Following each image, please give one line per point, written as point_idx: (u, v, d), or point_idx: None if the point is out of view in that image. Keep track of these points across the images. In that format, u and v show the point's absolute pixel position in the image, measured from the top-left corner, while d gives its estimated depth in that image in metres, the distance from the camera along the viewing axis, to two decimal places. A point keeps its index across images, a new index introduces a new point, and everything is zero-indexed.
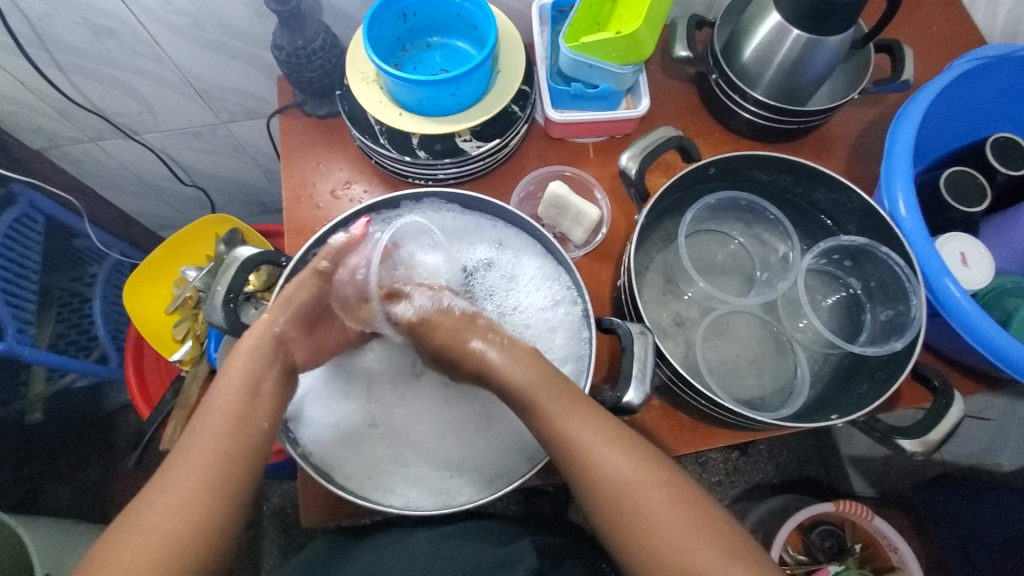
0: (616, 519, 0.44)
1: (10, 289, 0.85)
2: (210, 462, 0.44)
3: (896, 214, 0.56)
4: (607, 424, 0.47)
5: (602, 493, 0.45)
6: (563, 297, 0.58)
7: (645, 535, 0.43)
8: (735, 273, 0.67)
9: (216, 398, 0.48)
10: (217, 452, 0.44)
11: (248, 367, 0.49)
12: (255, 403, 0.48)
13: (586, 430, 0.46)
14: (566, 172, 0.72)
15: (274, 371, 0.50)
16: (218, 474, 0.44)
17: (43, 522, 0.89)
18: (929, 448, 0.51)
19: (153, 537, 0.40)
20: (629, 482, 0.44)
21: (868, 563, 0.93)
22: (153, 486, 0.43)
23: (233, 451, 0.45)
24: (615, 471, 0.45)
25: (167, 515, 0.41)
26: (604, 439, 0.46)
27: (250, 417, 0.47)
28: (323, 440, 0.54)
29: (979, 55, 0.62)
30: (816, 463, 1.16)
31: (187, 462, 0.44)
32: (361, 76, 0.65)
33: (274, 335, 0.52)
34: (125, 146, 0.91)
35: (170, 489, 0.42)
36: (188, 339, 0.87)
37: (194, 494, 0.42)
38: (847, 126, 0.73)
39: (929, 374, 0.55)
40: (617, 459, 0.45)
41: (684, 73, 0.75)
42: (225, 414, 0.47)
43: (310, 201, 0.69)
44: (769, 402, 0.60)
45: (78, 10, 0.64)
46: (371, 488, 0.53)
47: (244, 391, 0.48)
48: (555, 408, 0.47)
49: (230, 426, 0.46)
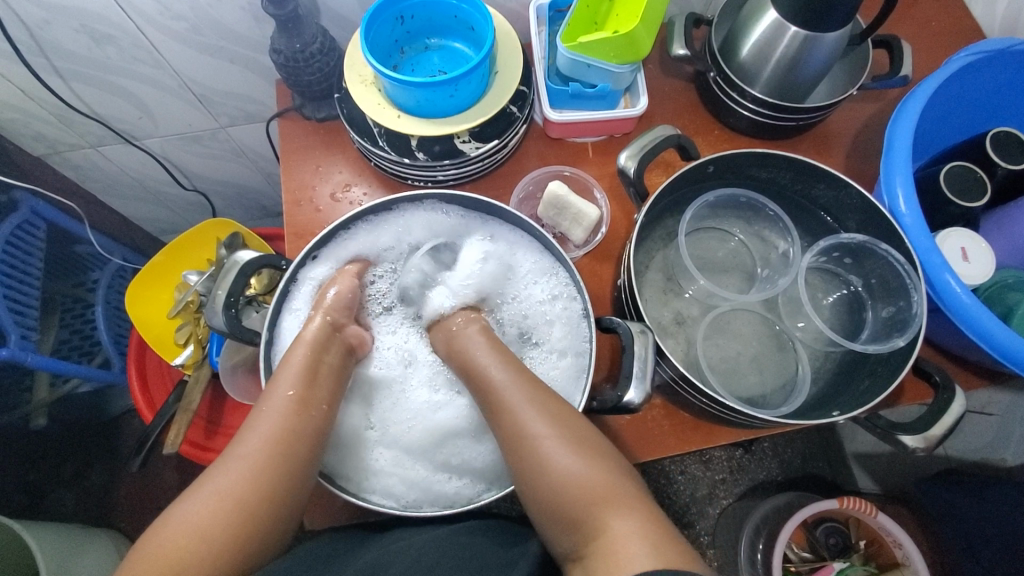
0: (527, 469, 0.48)
1: (13, 295, 0.85)
2: (278, 437, 0.49)
3: (897, 210, 0.56)
4: (536, 388, 0.52)
5: (516, 446, 0.49)
6: (563, 292, 0.58)
7: (550, 483, 0.47)
8: (735, 270, 0.67)
9: (279, 380, 0.52)
10: (284, 430, 0.50)
11: (307, 354, 0.54)
12: (314, 386, 0.53)
13: (515, 391, 0.52)
14: (565, 172, 0.72)
15: (333, 357, 0.56)
16: (284, 448, 0.49)
17: (49, 527, 0.90)
18: (931, 443, 0.51)
19: (228, 501, 0.46)
20: (541, 436, 0.49)
21: (873, 560, 0.93)
22: (228, 453, 0.49)
23: (297, 429, 0.50)
24: (530, 426, 0.49)
25: (241, 481, 0.47)
26: (528, 399, 0.51)
27: (312, 400, 0.52)
28: (332, 451, 0.55)
29: (977, 49, 0.61)
30: (821, 461, 1.14)
31: (257, 435, 0.49)
32: (359, 80, 0.65)
33: (330, 324, 0.56)
34: (125, 151, 0.91)
35: (242, 458, 0.48)
36: (190, 343, 0.86)
37: (263, 463, 0.48)
38: (846, 122, 0.73)
39: (930, 370, 0.54)
40: (534, 415, 0.50)
41: (683, 72, 0.75)
42: (289, 396, 0.51)
43: (310, 204, 0.70)
44: (770, 399, 0.60)
45: (77, 17, 0.64)
46: (369, 489, 0.53)
47: (305, 376, 0.53)
48: (493, 373, 0.54)
49: (293, 409, 0.51)
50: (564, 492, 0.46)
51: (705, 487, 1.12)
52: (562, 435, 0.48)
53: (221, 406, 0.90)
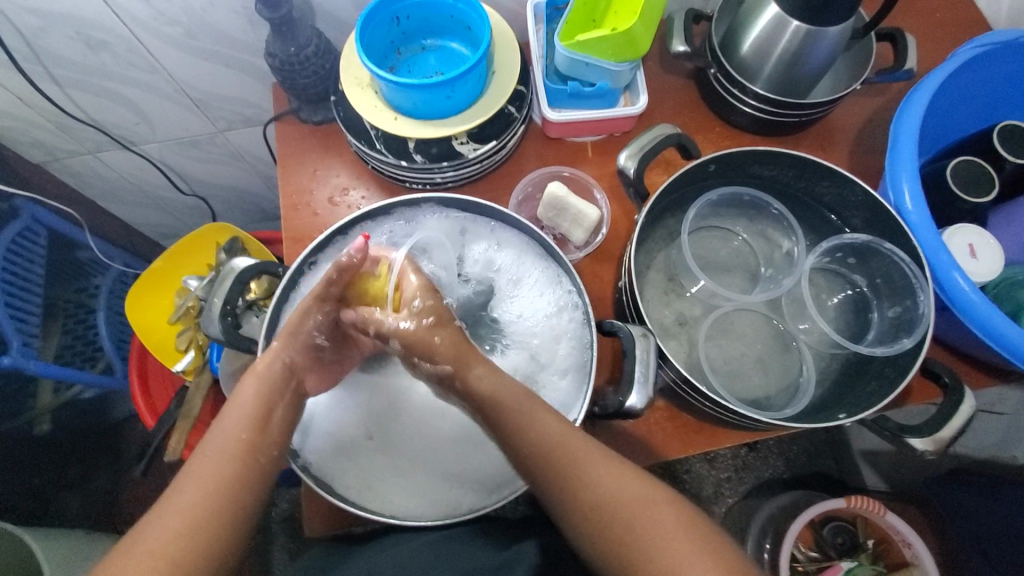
0: (618, 546, 0.43)
1: (14, 303, 0.85)
2: (216, 490, 0.43)
3: (902, 207, 0.56)
4: (601, 449, 0.48)
5: (604, 519, 0.44)
6: (567, 304, 0.57)
7: (649, 558, 0.42)
8: (738, 270, 0.66)
9: (225, 423, 0.47)
10: (223, 481, 0.44)
11: (258, 395, 0.48)
12: (265, 432, 0.47)
13: (586, 457, 0.46)
14: (564, 172, 0.71)
15: (286, 399, 0.49)
16: (221, 500, 0.43)
17: (53, 532, 0.90)
18: (940, 446, 0.51)
19: (154, 564, 0.40)
20: (631, 506, 0.44)
21: (881, 559, 0.92)
22: (159, 509, 0.43)
23: (239, 477, 0.45)
24: (614, 493, 0.45)
25: (172, 542, 0.41)
26: (601, 463, 0.46)
27: (261, 447, 0.46)
28: (321, 448, 0.54)
29: (982, 41, 0.60)
30: (827, 458, 1.14)
31: (193, 488, 0.43)
32: (356, 82, 0.64)
33: (284, 365, 0.50)
34: (124, 157, 0.90)
35: (174, 514, 0.42)
36: (191, 349, 0.87)
37: (197, 519, 0.42)
38: (850, 118, 0.72)
39: (939, 370, 0.53)
40: (616, 482, 0.45)
41: (683, 69, 0.74)
42: (237, 441, 0.46)
43: (308, 208, 0.69)
44: (774, 401, 0.60)
45: (70, 24, 0.64)
46: (370, 498, 0.52)
47: (254, 418, 0.47)
48: (549, 433, 0.47)
49: (239, 454, 0.45)
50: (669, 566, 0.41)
51: (710, 486, 1.12)
52: (656, 501, 0.44)
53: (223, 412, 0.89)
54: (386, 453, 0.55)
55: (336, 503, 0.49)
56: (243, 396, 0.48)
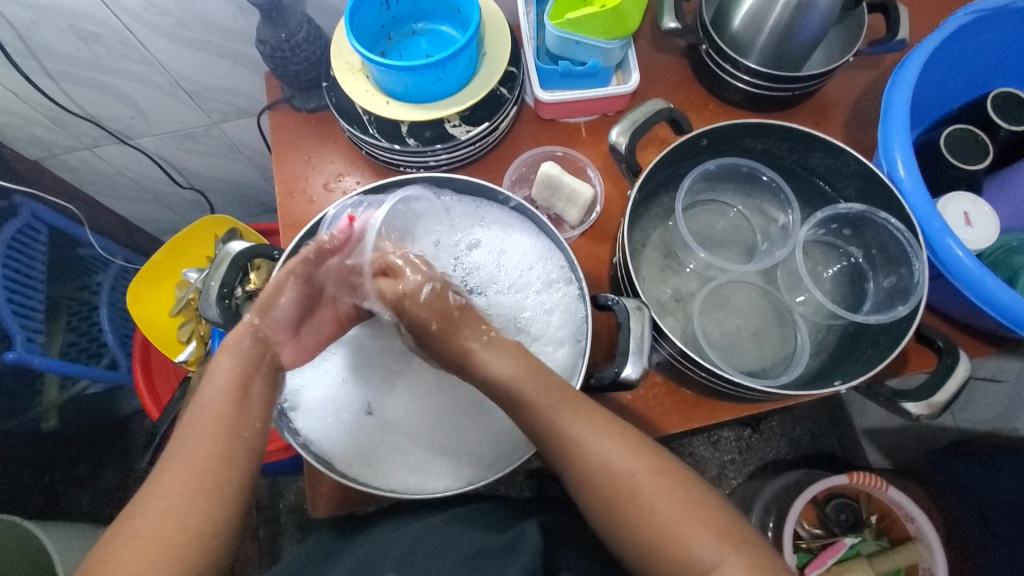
0: (619, 513, 0.44)
1: (17, 299, 0.86)
2: (200, 466, 0.44)
3: (895, 176, 0.56)
4: (601, 413, 0.47)
5: (600, 481, 0.45)
6: (561, 277, 0.57)
7: (651, 523, 0.43)
8: (734, 244, 0.66)
9: (205, 400, 0.47)
10: (209, 458, 0.45)
11: (234, 370, 0.49)
12: (245, 405, 0.48)
13: (581, 420, 0.46)
14: (558, 152, 0.71)
15: (261, 372, 0.50)
16: (209, 479, 0.44)
17: (66, 527, 0.91)
18: (935, 410, 0.51)
19: (148, 542, 0.41)
20: (628, 474, 0.45)
21: (885, 534, 0.93)
22: (148, 488, 0.44)
23: (227, 453, 0.45)
24: (609, 460, 0.45)
25: (161, 521, 0.42)
26: (602, 430, 0.46)
27: (242, 421, 0.47)
28: (321, 426, 0.54)
29: (974, 9, 0.60)
30: (829, 438, 1.15)
31: (175, 467, 0.44)
32: (347, 67, 0.64)
33: (257, 334, 0.51)
34: (121, 152, 0.91)
35: (164, 493, 0.43)
36: (193, 340, 0.87)
37: (185, 498, 0.43)
38: (843, 91, 0.72)
39: (933, 335, 0.54)
40: (611, 447, 0.46)
41: (675, 46, 0.74)
42: (215, 418, 0.46)
43: (304, 195, 0.69)
44: (770, 371, 0.60)
45: (62, 16, 0.64)
46: (371, 473, 0.53)
47: (232, 393, 0.48)
48: (544, 399, 0.47)
49: (221, 431, 0.46)
50: (671, 535, 0.43)
51: (714, 468, 1.13)
52: (649, 467, 0.45)
53: None
54: (386, 429, 0.55)
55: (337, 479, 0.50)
56: (219, 371, 0.49)
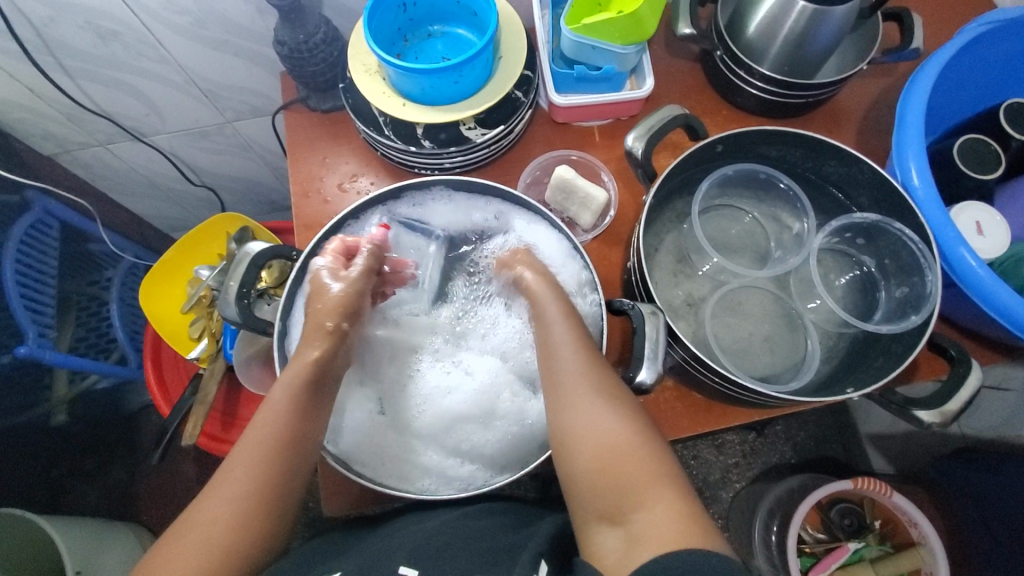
0: (568, 432, 0.48)
1: (29, 294, 0.87)
2: (258, 479, 0.46)
3: (909, 184, 0.56)
4: (591, 352, 0.51)
5: (564, 405, 0.49)
6: (574, 292, 0.58)
7: (589, 449, 0.47)
8: (747, 250, 0.66)
9: (266, 413, 0.48)
10: (268, 474, 0.46)
11: (301, 391, 0.49)
12: (308, 421, 0.49)
13: (570, 350, 0.51)
14: (572, 156, 0.72)
15: (327, 385, 0.51)
16: (268, 493, 0.46)
17: (76, 522, 0.91)
18: (947, 418, 0.51)
19: (206, 547, 0.43)
20: (588, 408, 0.48)
21: (888, 539, 0.93)
22: (192, 511, 0.45)
23: (287, 470, 0.47)
24: (575, 390, 0.49)
25: (219, 531, 0.44)
26: (581, 365, 0.50)
27: (305, 438, 0.48)
28: (343, 435, 0.54)
29: (989, 19, 0.60)
30: (834, 443, 1.13)
31: (235, 477, 0.46)
32: (364, 69, 0.65)
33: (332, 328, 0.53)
34: (134, 149, 0.91)
35: (221, 504, 0.45)
36: (204, 337, 0.87)
37: (241, 511, 0.45)
38: (856, 99, 0.72)
39: (945, 343, 0.54)
40: (581, 380, 0.49)
41: (689, 52, 0.74)
42: (278, 436, 0.47)
43: (318, 195, 0.70)
44: (781, 377, 0.60)
45: (81, 14, 0.64)
46: (386, 475, 0.53)
47: (296, 411, 0.48)
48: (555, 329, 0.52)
49: (283, 447, 0.47)
50: (603, 466, 0.46)
51: (718, 471, 1.13)
52: (610, 408, 0.48)
53: (237, 398, 0.90)
54: (396, 429, 0.56)
55: (353, 477, 0.49)
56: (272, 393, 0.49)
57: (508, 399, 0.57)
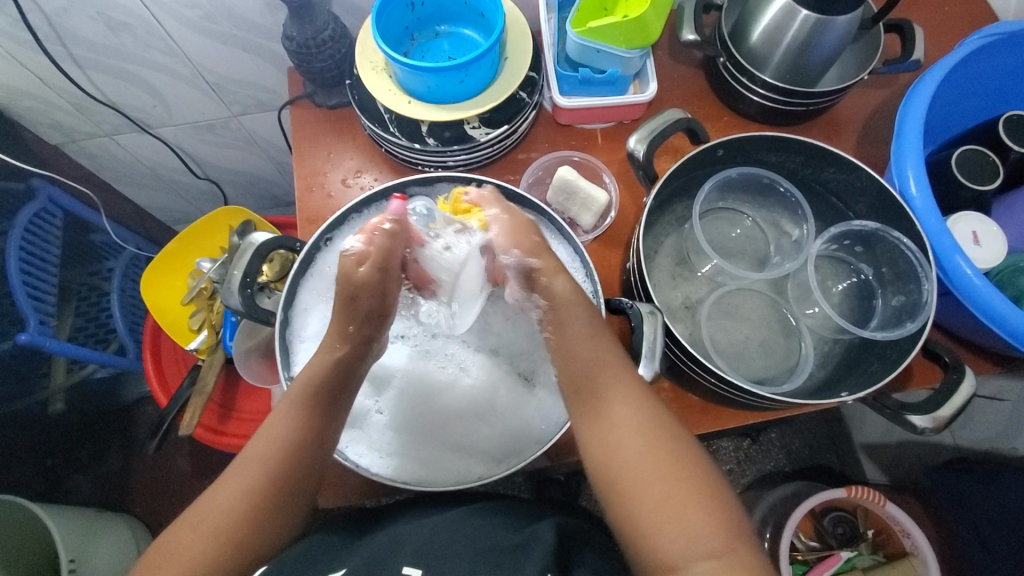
0: (616, 456, 0.47)
1: (32, 282, 0.87)
2: (233, 512, 0.46)
3: (907, 193, 0.57)
4: (628, 384, 0.50)
5: (611, 431, 0.48)
6: None
7: (641, 478, 0.45)
8: (746, 254, 0.67)
9: (256, 447, 0.48)
10: (242, 507, 0.46)
11: (285, 430, 0.48)
12: (291, 457, 0.48)
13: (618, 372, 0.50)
14: (575, 158, 0.72)
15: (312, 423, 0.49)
16: (240, 528, 0.45)
17: (71, 510, 0.91)
18: (939, 424, 0.52)
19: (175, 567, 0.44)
20: (636, 432, 0.47)
21: (881, 549, 0.93)
22: (170, 534, 0.46)
23: (259, 507, 0.46)
24: (620, 417, 0.48)
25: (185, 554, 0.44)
26: (622, 392, 0.49)
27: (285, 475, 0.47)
28: (366, 434, 0.55)
29: (990, 32, 0.61)
30: (829, 453, 1.12)
31: (213, 507, 0.46)
32: (371, 66, 0.65)
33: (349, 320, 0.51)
34: (140, 140, 0.92)
35: (194, 531, 0.45)
36: (204, 329, 0.86)
37: (211, 541, 0.45)
38: (856, 108, 0.73)
39: (940, 350, 0.55)
40: (625, 408, 0.48)
41: (693, 58, 0.75)
42: (258, 473, 0.47)
43: (322, 190, 0.70)
44: (777, 380, 0.61)
45: (93, 5, 0.65)
46: (399, 468, 0.54)
47: (278, 448, 0.48)
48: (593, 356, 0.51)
49: (260, 484, 0.47)
50: (658, 491, 0.44)
51: None
52: (651, 434, 0.47)
53: (235, 391, 0.91)
54: (410, 430, 0.55)
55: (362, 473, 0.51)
56: (266, 438, 0.48)
57: (505, 395, 0.56)
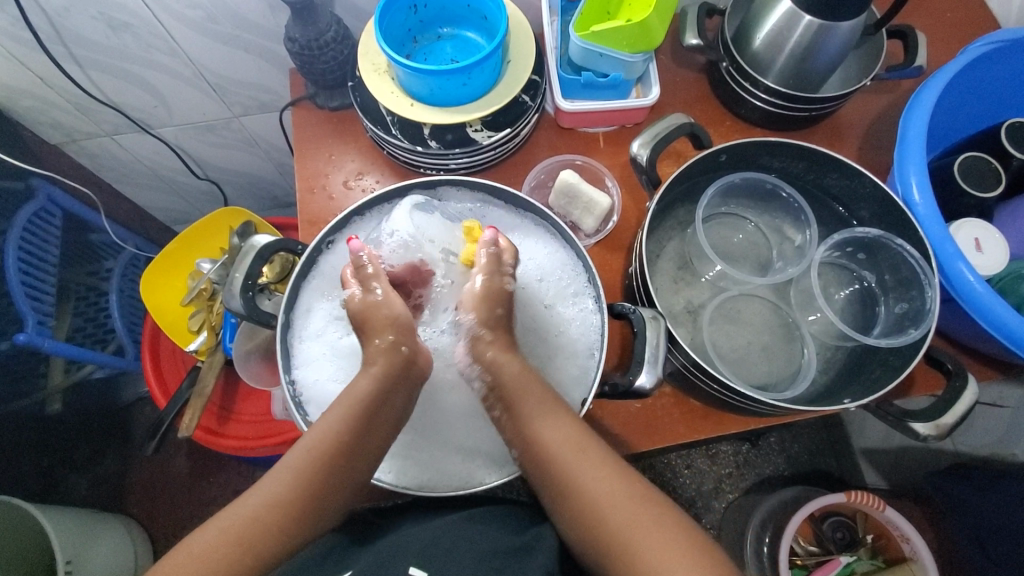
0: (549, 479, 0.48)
1: (30, 282, 0.87)
2: (261, 523, 0.44)
3: (910, 200, 0.57)
4: (549, 401, 0.50)
5: (541, 456, 0.48)
6: (564, 296, 0.58)
7: (576, 499, 0.46)
8: (748, 259, 0.67)
9: (291, 457, 0.47)
10: (269, 519, 0.44)
11: (322, 440, 0.47)
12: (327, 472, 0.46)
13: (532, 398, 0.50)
14: (577, 161, 0.72)
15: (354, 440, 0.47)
16: (264, 542, 0.44)
17: (68, 512, 0.91)
18: (941, 431, 0.52)
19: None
20: (564, 454, 0.48)
21: (880, 554, 0.93)
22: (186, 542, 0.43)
23: (286, 520, 0.45)
24: (548, 440, 0.48)
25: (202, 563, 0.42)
26: (545, 413, 0.49)
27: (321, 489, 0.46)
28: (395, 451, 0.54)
29: (992, 39, 0.61)
30: (828, 455, 1.13)
31: (236, 516, 0.44)
32: (373, 68, 0.65)
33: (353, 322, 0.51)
34: (140, 140, 0.92)
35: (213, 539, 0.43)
36: (204, 330, 0.86)
37: (231, 552, 0.43)
38: (859, 113, 0.73)
39: (942, 357, 0.55)
40: (552, 430, 0.48)
41: (696, 62, 0.75)
42: (291, 485, 0.45)
43: (323, 192, 0.70)
44: (779, 386, 0.61)
45: (94, 4, 0.65)
46: (436, 479, 0.53)
47: (314, 459, 0.46)
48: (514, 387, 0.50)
49: (292, 497, 0.45)
50: (593, 509, 0.45)
51: (711, 481, 1.12)
52: (583, 451, 0.48)
53: (234, 393, 0.90)
54: (419, 434, 0.55)
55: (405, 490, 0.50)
56: (301, 448, 0.47)
57: None
